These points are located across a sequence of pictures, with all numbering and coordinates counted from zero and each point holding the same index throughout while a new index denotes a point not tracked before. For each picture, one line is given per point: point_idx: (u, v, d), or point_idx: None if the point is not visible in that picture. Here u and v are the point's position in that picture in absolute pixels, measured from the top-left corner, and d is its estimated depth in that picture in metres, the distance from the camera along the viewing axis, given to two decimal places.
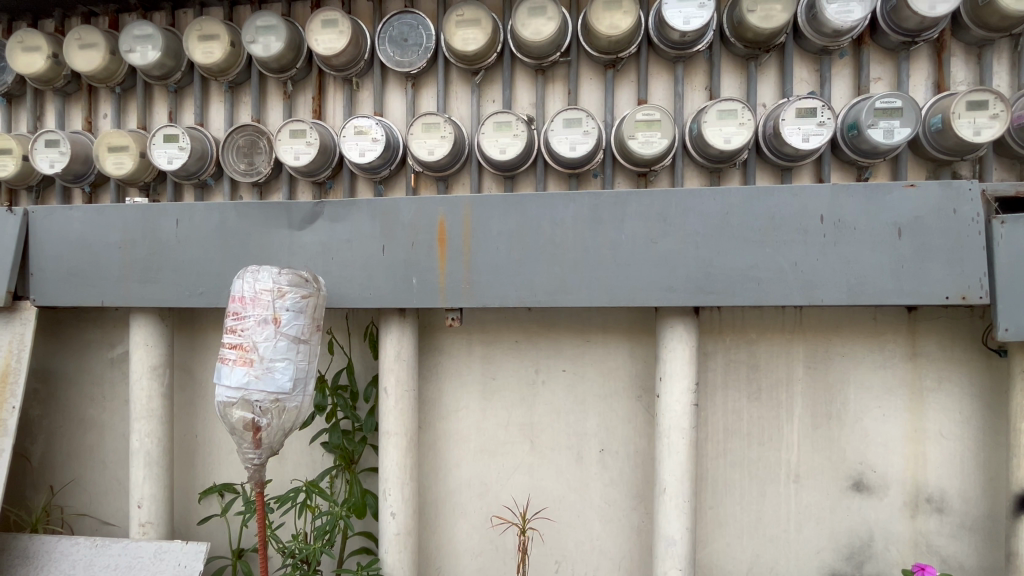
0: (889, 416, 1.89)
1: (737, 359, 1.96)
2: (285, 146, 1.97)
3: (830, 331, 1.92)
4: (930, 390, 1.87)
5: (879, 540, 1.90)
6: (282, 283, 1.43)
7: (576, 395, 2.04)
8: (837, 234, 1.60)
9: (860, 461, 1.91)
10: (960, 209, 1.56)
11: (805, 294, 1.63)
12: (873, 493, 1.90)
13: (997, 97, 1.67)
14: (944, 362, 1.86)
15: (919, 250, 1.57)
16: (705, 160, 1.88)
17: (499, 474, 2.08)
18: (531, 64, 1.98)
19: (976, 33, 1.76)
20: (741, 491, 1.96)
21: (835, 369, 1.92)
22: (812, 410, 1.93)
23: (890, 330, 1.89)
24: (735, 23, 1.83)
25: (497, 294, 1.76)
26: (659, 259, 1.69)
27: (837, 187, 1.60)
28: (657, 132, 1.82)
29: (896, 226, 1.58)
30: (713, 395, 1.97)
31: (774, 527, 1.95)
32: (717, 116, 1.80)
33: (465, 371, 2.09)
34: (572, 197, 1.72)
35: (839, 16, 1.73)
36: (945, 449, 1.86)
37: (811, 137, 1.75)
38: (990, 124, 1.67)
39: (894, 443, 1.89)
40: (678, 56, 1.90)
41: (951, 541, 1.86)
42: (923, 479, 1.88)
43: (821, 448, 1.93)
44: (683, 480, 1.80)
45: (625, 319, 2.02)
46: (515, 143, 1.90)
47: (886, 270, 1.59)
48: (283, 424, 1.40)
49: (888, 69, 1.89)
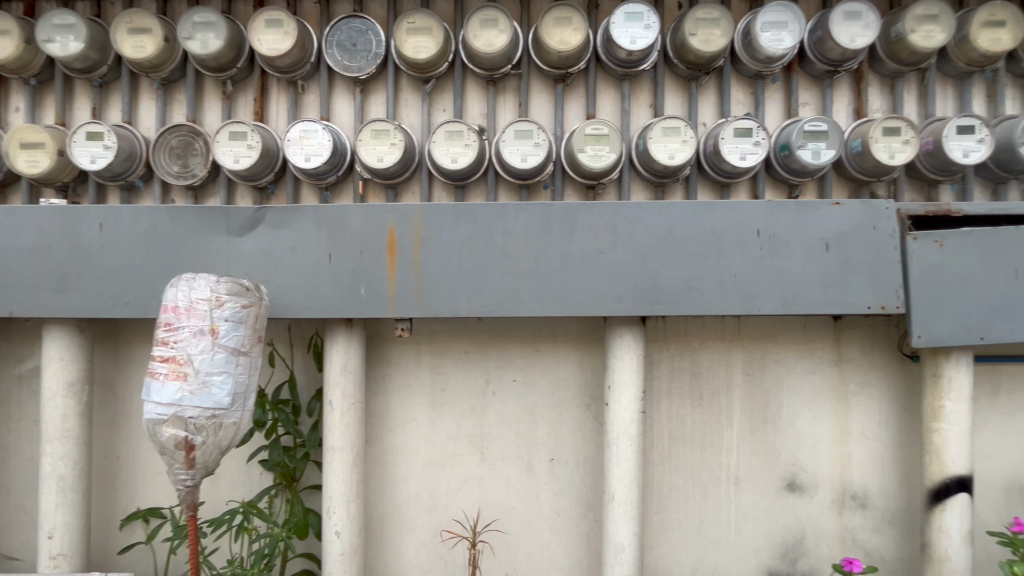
0: (818, 418, 2.01)
1: (680, 367, 2.03)
2: (224, 149, 1.89)
3: (766, 339, 2.03)
4: (853, 393, 2.01)
5: (811, 536, 2.01)
6: (221, 292, 1.36)
7: (526, 404, 2.04)
8: (772, 247, 1.70)
9: (793, 463, 2.01)
10: (879, 225, 1.69)
11: (743, 304, 1.71)
12: (805, 492, 2.01)
13: (908, 124, 1.83)
14: (866, 367, 2.01)
15: (843, 263, 1.69)
16: (650, 175, 1.95)
17: (448, 487, 2.04)
18: (482, 75, 1.99)
19: (890, 65, 1.93)
20: (684, 495, 2.02)
21: (770, 375, 2.02)
22: (749, 415, 2.02)
23: (818, 338, 2.02)
24: (677, 45, 1.92)
25: (447, 304, 1.74)
26: (608, 270, 1.72)
27: (771, 204, 1.70)
28: (606, 146, 1.88)
29: (825, 240, 1.70)
30: (658, 402, 2.02)
31: (715, 530, 2.02)
32: (662, 132, 1.88)
33: (414, 382, 2.05)
34: (523, 208, 1.73)
35: (770, 44, 1.85)
36: (868, 449, 2.00)
37: (747, 156, 1.85)
38: (903, 148, 1.82)
39: (823, 444, 2.01)
40: (625, 74, 1.97)
41: (874, 535, 1.99)
42: (849, 478, 2.00)
43: (757, 451, 2.02)
44: (631, 487, 1.84)
45: (574, 328, 2.05)
46: (467, 152, 1.90)
47: (815, 281, 1.70)
48: (219, 442, 1.32)
49: (815, 95, 2.02)
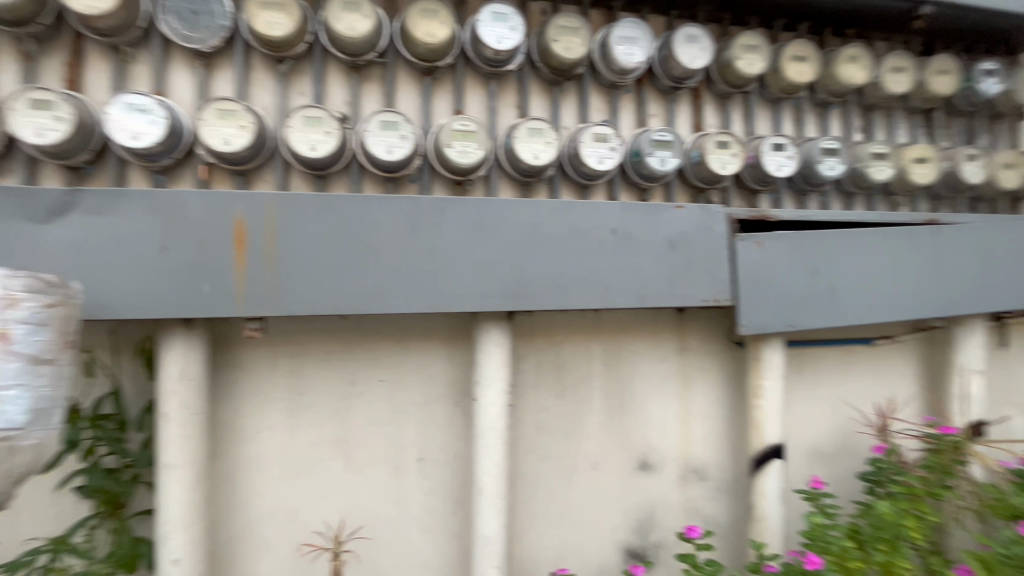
0: (665, 402, 2.21)
1: (545, 360, 2.11)
2: (23, 119, 1.59)
3: (622, 332, 2.18)
4: (694, 377, 2.24)
5: (660, 510, 2.21)
6: (15, 289, 1.12)
7: (394, 403, 1.98)
8: (625, 246, 1.83)
9: (645, 444, 2.19)
10: (713, 227, 1.90)
11: (601, 298, 1.82)
12: (655, 470, 2.20)
13: (736, 140, 2.09)
14: (704, 354, 2.25)
15: (685, 261, 1.88)
16: (517, 173, 2.00)
17: (308, 497, 1.91)
18: (345, 61, 1.90)
19: (722, 86, 2.18)
20: (550, 482, 2.11)
21: (626, 364, 2.18)
22: (607, 402, 2.16)
23: (666, 329, 2.22)
24: (541, 49, 1.99)
25: (305, 301, 1.63)
26: (475, 266, 1.73)
27: (624, 205, 1.83)
28: (473, 143, 1.89)
29: (670, 239, 1.87)
30: (526, 395, 2.08)
31: (578, 513, 2.13)
32: (527, 133, 1.93)
33: (269, 387, 1.89)
34: (388, 201, 1.67)
35: (624, 57, 2.00)
36: (706, 427, 2.24)
37: (604, 160, 1.99)
38: (732, 160, 2.08)
39: (669, 425, 2.22)
40: (491, 73, 2.00)
41: (711, 503, 2.24)
42: (691, 454, 2.23)
43: (614, 435, 2.17)
44: (499, 480, 1.87)
45: (443, 325, 2.03)
46: (328, 140, 1.79)
47: (661, 277, 1.86)
48: (12, 470, 1.10)
49: (662, 107, 2.20)
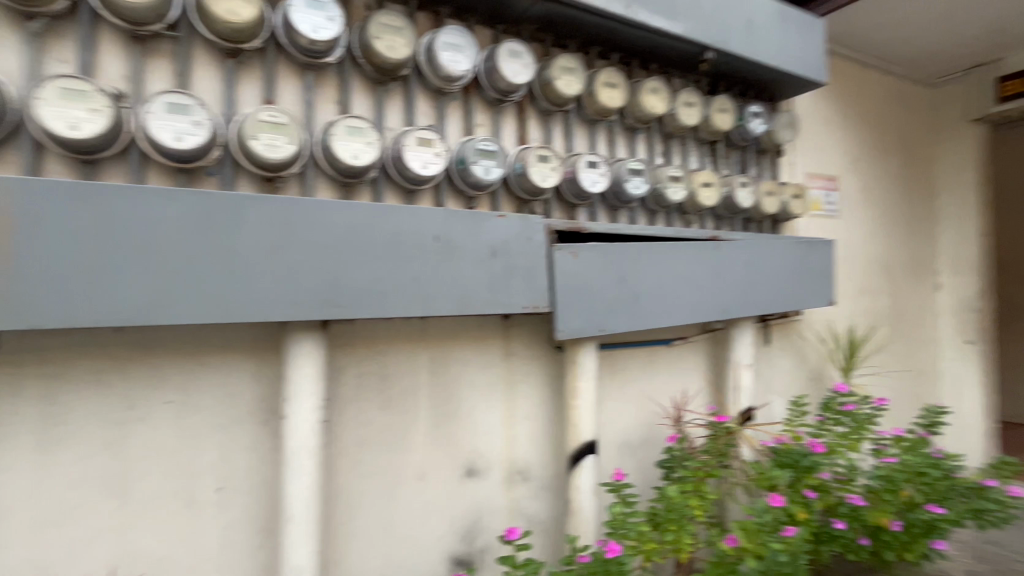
0: (491, 408, 2.25)
1: (368, 371, 2.01)
2: None
3: (448, 339, 2.17)
4: (518, 382, 2.32)
5: (485, 515, 2.23)
6: None
7: (185, 428, 1.72)
8: (447, 253, 1.82)
9: (471, 450, 2.20)
10: (532, 237, 1.98)
11: (422, 306, 1.78)
12: (480, 476, 2.22)
13: (554, 155, 2.22)
14: (527, 359, 2.34)
15: (505, 269, 1.93)
16: (335, 173, 1.87)
17: (65, 550, 1.57)
18: (123, 28, 1.61)
19: (544, 103, 2.29)
20: (372, 499, 2.01)
21: (452, 372, 2.17)
22: (434, 411, 2.13)
23: (491, 335, 2.26)
24: (363, 45, 1.90)
25: (54, 311, 1.33)
26: (281, 271, 1.58)
27: (447, 212, 1.81)
28: (284, 136, 1.73)
29: (492, 248, 1.90)
30: (346, 409, 1.96)
31: (402, 528, 2.06)
32: (345, 131, 1.83)
33: (6, 419, 1.51)
34: (173, 194, 1.44)
35: (449, 64, 2.00)
36: (529, 429, 2.33)
37: (428, 165, 1.96)
38: (551, 174, 2.20)
39: (495, 430, 2.26)
40: (308, 63, 1.85)
41: (533, 502, 2.33)
42: (515, 456, 2.30)
43: (441, 444, 2.14)
44: (311, 503, 1.72)
45: (248, 336, 1.82)
46: (94, 119, 1.50)
47: (483, 285, 1.89)
48: None
49: (488, 118, 2.25)
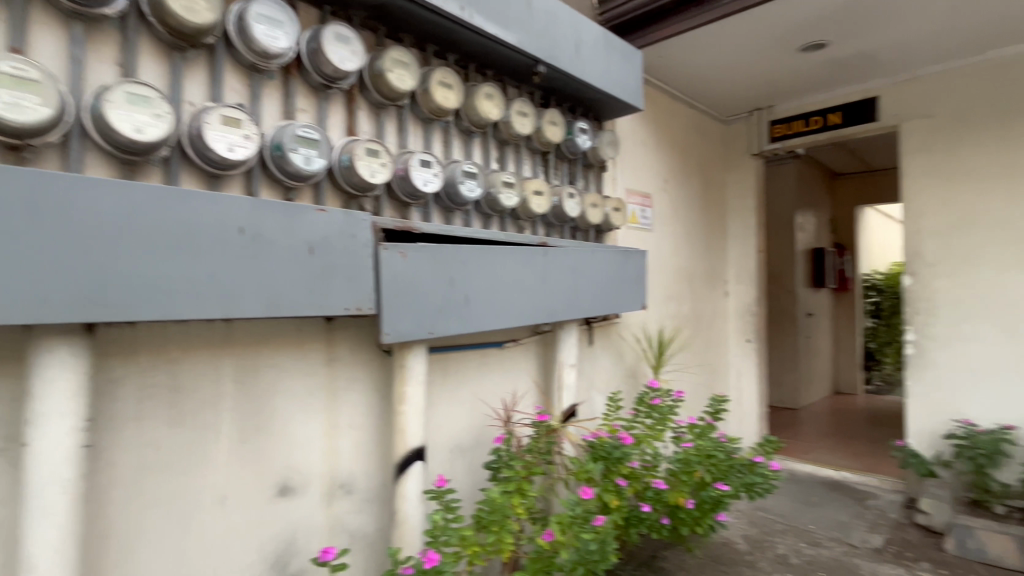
0: (311, 418, 2.07)
1: (154, 383, 1.71)
2: None
3: (260, 344, 1.94)
4: (342, 389, 2.17)
5: (302, 535, 2.04)
6: None
7: None
8: (256, 248, 1.62)
9: (285, 466, 2.00)
10: (357, 235, 1.86)
11: (222, 307, 1.55)
12: (297, 493, 2.03)
13: (385, 150, 2.12)
14: (353, 364, 2.20)
15: (326, 268, 1.78)
16: (111, 148, 1.55)
17: None
18: None
19: (376, 96, 2.19)
20: (157, 533, 1.71)
21: (264, 381, 1.95)
22: (240, 426, 1.89)
23: (312, 339, 2.09)
24: (153, 2, 1.62)
25: None
26: (22, 263, 1.24)
27: (256, 202, 1.62)
28: (33, 96, 1.38)
29: (310, 244, 1.74)
30: (123, 429, 1.65)
31: (197, 562, 1.79)
32: (126, 98, 1.53)
33: None
34: None
35: (266, 39, 1.80)
36: (353, 439, 2.19)
37: (236, 148, 1.74)
38: (381, 169, 2.10)
39: (314, 442, 2.08)
40: (76, 12, 1.52)
41: (357, 516, 2.20)
42: (337, 469, 2.14)
43: (249, 463, 1.91)
44: (66, 549, 1.40)
45: None
46: None
47: (299, 284, 1.72)
48: None
49: (312, 104, 2.08)
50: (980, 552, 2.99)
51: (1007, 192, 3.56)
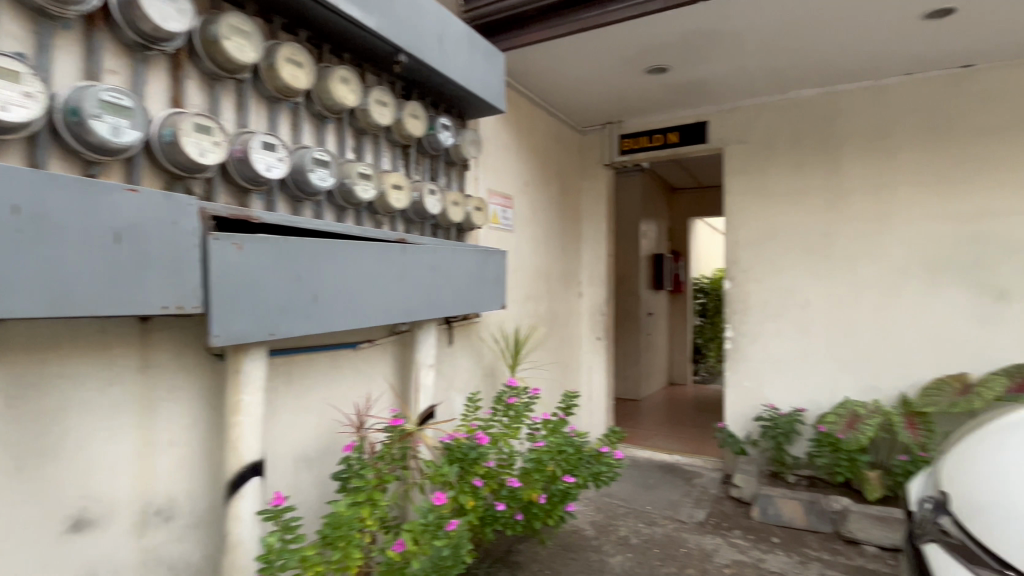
0: (117, 436, 1.75)
1: None
2: None
3: (45, 350, 1.59)
4: (159, 400, 1.87)
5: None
6: None
7: None
8: (36, 231, 1.31)
9: (80, 496, 1.66)
10: (179, 221, 1.61)
11: None
12: (96, 527, 1.70)
13: (218, 127, 1.87)
14: (174, 371, 1.91)
15: (137, 259, 1.51)
16: None
17: None
18: None
19: (208, 65, 1.92)
20: None
21: (52, 394, 1.60)
22: (14, 451, 1.53)
23: (120, 343, 1.77)
24: None
25: None
26: None
27: (38, 174, 1.31)
28: None
29: (115, 230, 1.46)
30: None
31: None
32: None
33: None
34: None
35: None
36: (174, 456, 1.90)
37: (11, 107, 1.39)
38: (213, 149, 1.85)
39: (122, 464, 1.76)
40: None
41: (178, 545, 1.91)
42: (151, 493, 1.84)
43: (26, 496, 1.55)
44: None
45: None
46: None
47: (98, 277, 1.43)
48: None
49: (125, 65, 1.76)
50: (777, 516, 3.51)
51: (801, 212, 4.24)
